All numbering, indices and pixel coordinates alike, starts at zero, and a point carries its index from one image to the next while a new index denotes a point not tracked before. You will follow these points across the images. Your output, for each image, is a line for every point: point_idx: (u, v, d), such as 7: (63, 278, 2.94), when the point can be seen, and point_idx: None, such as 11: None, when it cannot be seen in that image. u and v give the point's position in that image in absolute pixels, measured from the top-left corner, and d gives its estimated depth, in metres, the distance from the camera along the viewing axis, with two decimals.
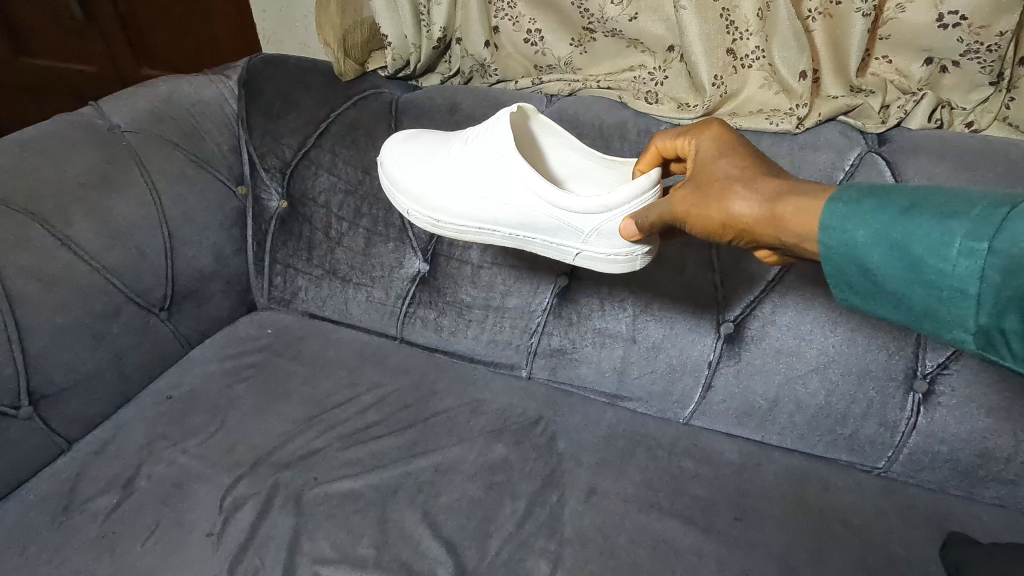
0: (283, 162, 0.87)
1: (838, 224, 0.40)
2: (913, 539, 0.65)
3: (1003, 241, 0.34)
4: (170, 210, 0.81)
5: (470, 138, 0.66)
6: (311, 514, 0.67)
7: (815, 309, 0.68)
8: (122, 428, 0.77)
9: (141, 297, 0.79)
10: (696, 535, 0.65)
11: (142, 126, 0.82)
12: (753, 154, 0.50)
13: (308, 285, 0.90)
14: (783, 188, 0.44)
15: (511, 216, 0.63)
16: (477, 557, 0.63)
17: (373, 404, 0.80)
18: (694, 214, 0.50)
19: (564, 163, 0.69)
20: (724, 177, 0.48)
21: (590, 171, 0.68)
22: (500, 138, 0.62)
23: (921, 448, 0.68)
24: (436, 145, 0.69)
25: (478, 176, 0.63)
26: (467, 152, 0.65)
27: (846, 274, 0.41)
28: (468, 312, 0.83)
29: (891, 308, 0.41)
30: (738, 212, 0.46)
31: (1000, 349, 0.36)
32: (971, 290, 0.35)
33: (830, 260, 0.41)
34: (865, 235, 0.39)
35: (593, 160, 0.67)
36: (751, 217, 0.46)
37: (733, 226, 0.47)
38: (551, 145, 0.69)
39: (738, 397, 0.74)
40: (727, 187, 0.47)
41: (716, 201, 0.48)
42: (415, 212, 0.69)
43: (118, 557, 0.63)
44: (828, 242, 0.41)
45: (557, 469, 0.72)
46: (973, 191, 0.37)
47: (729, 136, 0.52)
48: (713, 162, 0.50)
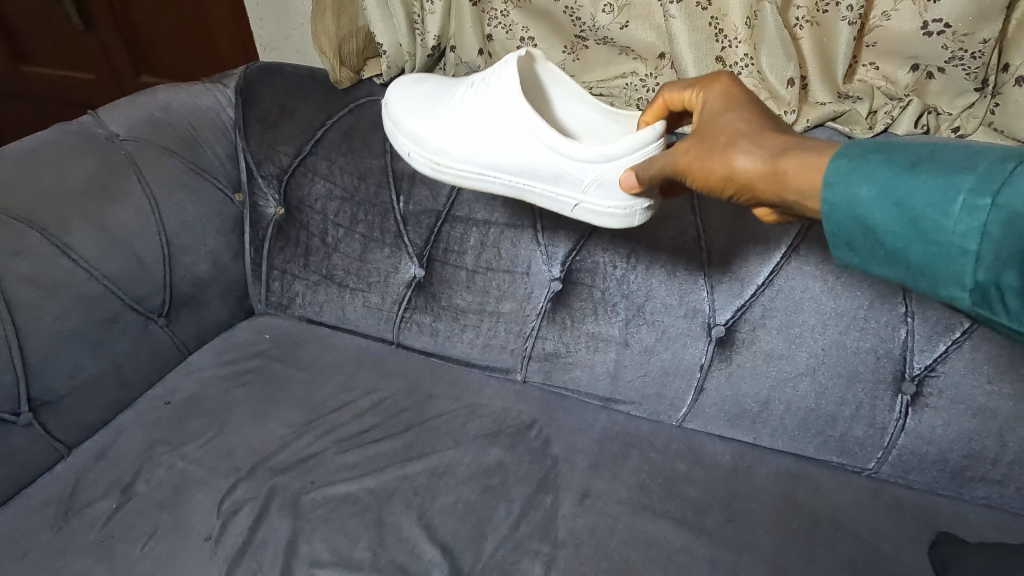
0: (280, 169, 0.88)
1: (843, 182, 0.41)
2: (901, 540, 0.66)
3: (1006, 196, 0.35)
4: (168, 218, 0.82)
5: (477, 82, 0.66)
6: (308, 517, 0.68)
7: (804, 312, 0.68)
8: (121, 434, 0.77)
9: (140, 303, 0.80)
10: (688, 536, 0.66)
11: (140, 135, 0.83)
12: (760, 108, 0.50)
13: (305, 290, 0.92)
14: (789, 147, 0.45)
15: (514, 161, 0.63)
16: (473, 559, 0.64)
17: (370, 409, 0.80)
18: (697, 167, 0.51)
19: (569, 113, 0.70)
20: (731, 133, 0.49)
21: (594, 122, 0.69)
22: (509, 82, 0.62)
23: (910, 449, 0.69)
24: (440, 92, 0.69)
25: (485, 120, 0.63)
26: (472, 94, 0.65)
27: (846, 232, 0.42)
28: (463, 317, 0.85)
29: (888, 267, 0.42)
30: (741, 167, 0.47)
31: (996, 305, 0.37)
32: (971, 246, 0.37)
33: (831, 217, 0.42)
34: (869, 191, 0.40)
35: (597, 111, 0.69)
36: (755, 171, 0.47)
37: (735, 181, 0.48)
38: (560, 97, 0.69)
39: (729, 399, 0.75)
40: (732, 143, 0.48)
41: (722, 156, 0.48)
42: (415, 155, 0.68)
43: (117, 562, 0.64)
44: (830, 200, 0.42)
45: (551, 472, 0.73)
46: (975, 151, 0.39)
47: (736, 89, 0.52)
48: (720, 116, 0.51)
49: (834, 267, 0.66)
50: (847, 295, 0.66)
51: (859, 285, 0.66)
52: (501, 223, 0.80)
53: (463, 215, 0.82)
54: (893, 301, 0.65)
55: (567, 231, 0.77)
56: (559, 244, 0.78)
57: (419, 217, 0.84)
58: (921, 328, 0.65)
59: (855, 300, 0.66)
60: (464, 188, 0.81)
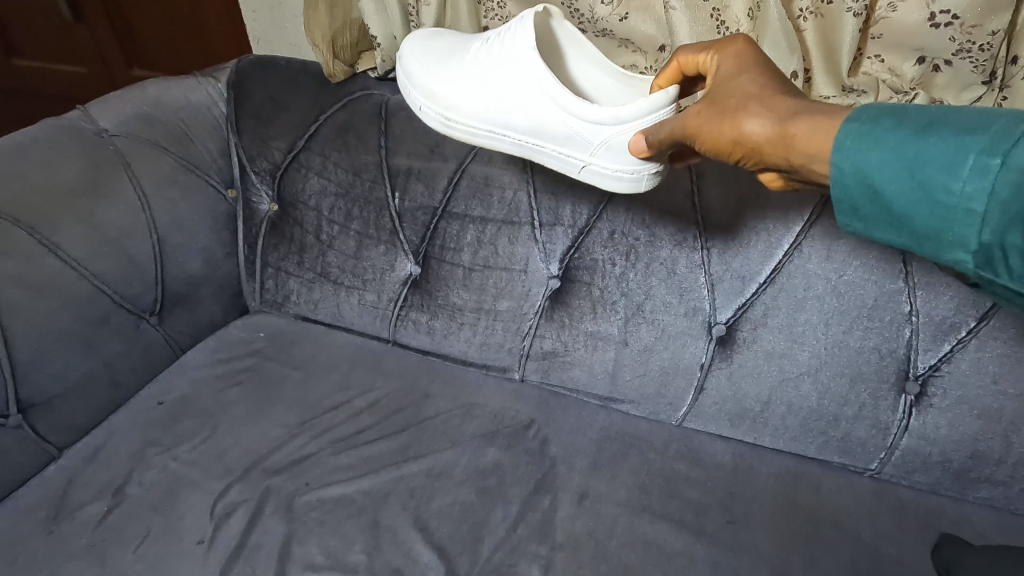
0: (273, 165, 0.87)
1: (852, 145, 0.40)
2: (904, 542, 0.65)
3: (1017, 157, 0.34)
4: (159, 215, 0.81)
5: (492, 39, 0.65)
6: (302, 520, 0.67)
7: (807, 310, 0.67)
8: (113, 435, 0.76)
9: (131, 303, 0.78)
10: (688, 538, 0.65)
11: (130, 131, 0.82)
12: (776, 72, 0.50)
13: (300, 288, 0.90)
14: (799, 109, 0.45)
15: (524, 120, 0.63)
16: (469, 563, 0.63)
17: (366, 409, 0.79)
18: (707, 132, 0.51)
19: (584, 76, 0.69)
20: (742, 96, 0.49)
21: (608, 87, 0.68)
22: (525, 38, 0.61)
23: (913, 450, 0.68)
24: (455, 48, 0.68)
25: (499, 77, 0.63)
26: (486, 50, 0.64)
27: (851, 197, 0.42)
28: (460, 315, 0.83)
29: (893, 232, 0.41)
30: (751, 130, 0.47)
31: (999, 269, 0.37)
32: (977, 208, 0.36)
33: (837, 182, 0.42)
34: (877, 153, 0.39)
35: (612, 76, 0.67)
36: (766, 135, 0.46)
37: (744, 144, 0.48)
38: (575, 59, 0.68)
39: (730, 399, 0.74)
40: (743, 105, 0.48)
41: (733, 120, 0.48)
42: (427, 109, 0.67)
43: (108, 566, 0.63)
44: (837, 164, 0.41)
45: (549, 473, 0.72)
46: (989, 112, 0.37)
47: (752, 53, 0.52)
48: (734, 79, 0.50)
49: (837, 265, 0.65)
50: (850, 293, 0.65)
51: (862, 283, 0.64)
52: (498, 219, 0.78)
53: (459, 212, 0.80)
54: (898, 300, 0.64)
55: (565, 229, 0.75)
56: (556, 242, 0.76)
57: (414, 214, 0.82)
58: (926, 327, 0.64)
59: (859, 298, 0.65)
60: (460, 184, 0.80)
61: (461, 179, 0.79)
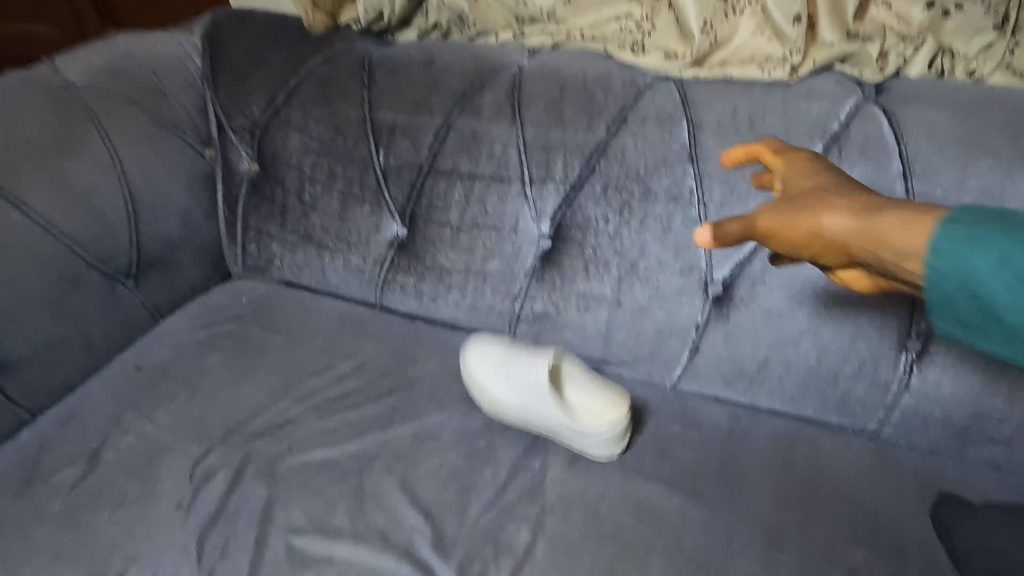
0: (252, 122, 0.83)
1: (953, 250, 0.36)
2: (904, 502, 0.63)
3: None
4: (133, 173, 0.77)
5: (516, 369, 0.67)
6: (285, 484, 0.65)
7: (807, 266, 0.65)
8: (89, 400, 0.74)
9: (104, 263, 0.75)
10: (681, 499, 0.64)
11: (100, 84, 0.78)
12: (845, 177, 0.47)
13: (283, 251, 0.87)
14: (884, 205, 0.41)
15: (531, 418, 0.67)
16: (456, 526, 0.61)
17: (351, 373, 0.77)
18: (781, 228, 0.45)
19: (581, 401, 0.69)
20: (818, 194, 0.45)
21: (595, 391, 0.70)
22: (540, 383, 0.66)
23: (914, 409, 0.67)
24: (498, 363, 0.69)
25: (514, 385, 0.67)
26: (507, 378, 0.67)
27: (952, 301, 0.38)
28: (448, 278, 0.80)
29: (1000, 339, 0.37)
30: (834, 226, 0.42)
31: None
32: None
33: (936, 287, 0.38)
34: (983, 260, 0.35)
35: (601, 394, 0.69)
36: (851, 229, 0.42)
37: (825, 241, 0.43)
38: (575, 397, 0.70)
39: (727, 359, 0.71)
40: (823, 201, 0.44)
41: (808, 214, 0.44)
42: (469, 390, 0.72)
43: (83, 530, 0.61)
44: (936, 268, 0.37)
45: (540, 436, 0.70)
46: None
47: (816, 161, 0.49)
48: (804, 183, 0.47)
49: None
50: None
51: None
52: (487, 176, 0.75)
53: (446, 169, 0.77)
54: None
55: (556, 184, 0.72)
56: (547, 198, 0.73)
57: (400, 171, 0.79)
58: None
59: None
60: (447, 140, 0.76)
61: (448, 134, 0.76)
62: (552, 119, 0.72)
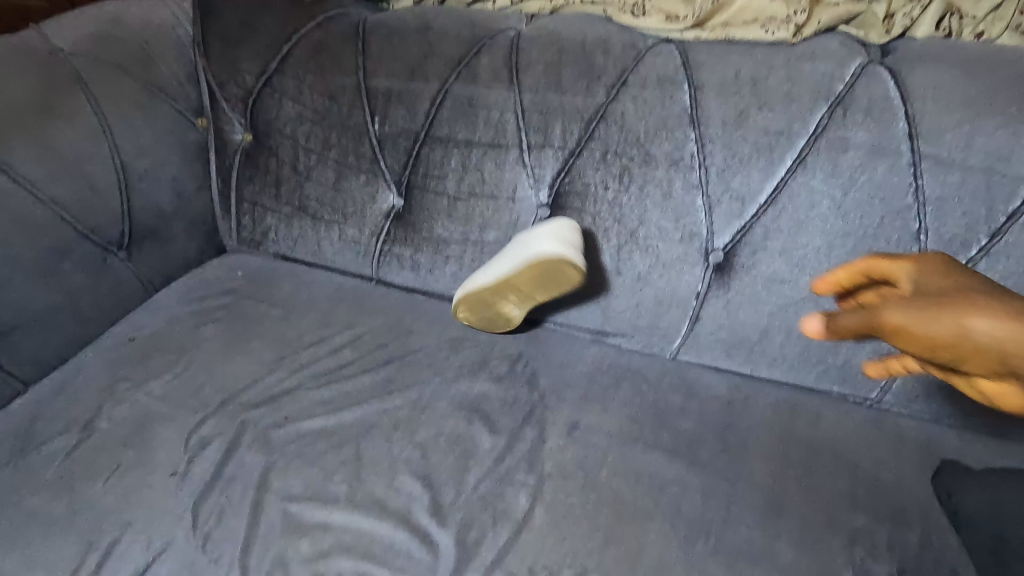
0: (244, 90, 0.82)
1: None
2: (904, 469, 0.63)
3: None
4: (122, 141, 0.76)
5: None
6: (281, 452, 0.64)
7: (809, 232, 0.64)
8: (82, 370, 0.73)
9: (94, 233, 0.74)
10: (681, 467, 0.63)
11: (88, 50, 0.76)
12: (986, 283, 0.45)
13: (277, 224, 0.86)
14: None
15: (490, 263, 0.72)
16: (454, 492, 0.61)
17: (348, 344, 0.76)
18: (924, 328, 0.43)
19: None
20: (966, 297, 0.42)
21: None
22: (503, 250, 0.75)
23: (915, 377, 0.66)
24: None
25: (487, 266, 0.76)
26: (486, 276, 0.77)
27: None
28: (445, 249, 0.79)
29: None
30: (990, 332, 0.40)
31: None
32: None
33: None
34: None
35: None
36: (1004, 335, 0.40)
37: (978, 347, 0.41)
38: None
39: (727, 328, 0.71)
40: (971, 305, 0.42)
41: (950, 313, 0.42)
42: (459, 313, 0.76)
43: (76, 497, 0.60)
44: None
45: (538, 405, 0.69)
46: None
47: (947, 266, 0.47)
48: (945, 287, 0.45)
49: (843, 181, 0.61)
50: (855, 213, 0.61)
51: (869, 202, 0.61)
52: (484, 143, 0.74)
53: (443, 136, 0.75)
54: (906, 218, 0.60)
55: (555, 150, 0.71)
56: (546, 166, 0.72)
57: (395, 139, 0.77)
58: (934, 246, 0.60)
59: (865, 217, 0.61)
60: (443, 106, 0.75)
61: (444, 101, 0.74)
62: (550, 83, 0.70)
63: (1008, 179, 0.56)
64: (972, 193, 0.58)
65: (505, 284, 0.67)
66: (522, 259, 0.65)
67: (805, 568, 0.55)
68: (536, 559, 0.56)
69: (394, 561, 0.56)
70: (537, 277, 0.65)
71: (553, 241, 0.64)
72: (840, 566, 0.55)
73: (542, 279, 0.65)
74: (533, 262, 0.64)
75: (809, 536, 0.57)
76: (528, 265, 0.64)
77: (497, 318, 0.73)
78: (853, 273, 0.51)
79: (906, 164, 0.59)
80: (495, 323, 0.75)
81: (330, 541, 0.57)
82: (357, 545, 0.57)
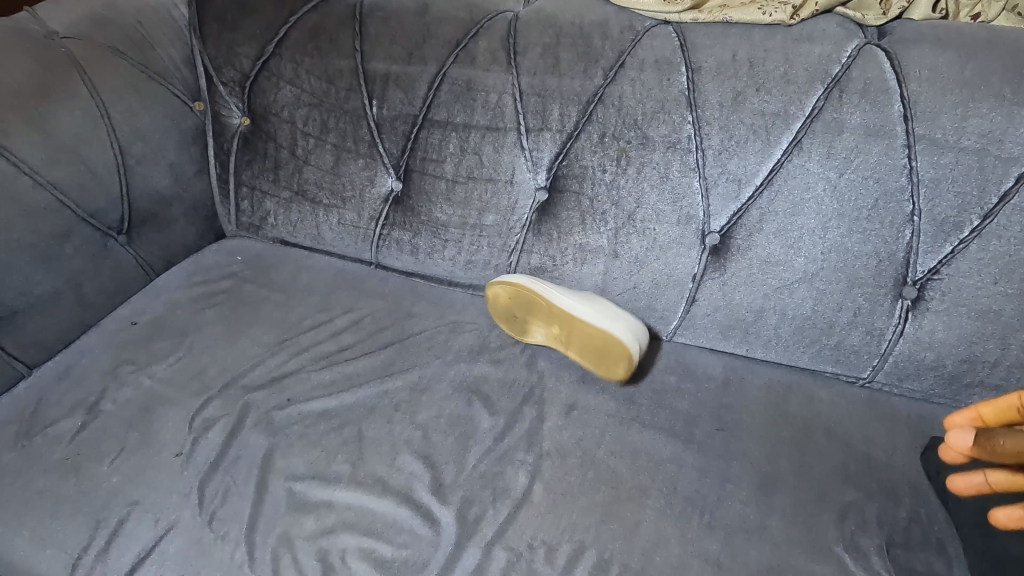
0: (241, 74, 0.81)
1: None
2: (894, 446, 0.65)
3: None
4: (120, 125, 0.76)
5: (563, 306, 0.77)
6: (285, 434, 0.65)
7: (804, 214, 0.64)
8: (85, 354, 0.74)
9: (94, 217, 0.74)
10: (678, 446, 0.64)
11: (83, 33, 0.75)
12: None
13: (276, 208, 0.86)
14: None
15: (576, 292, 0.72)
16: (455, 472, 0.62)
17: (348, 328, 0.77)
18: None
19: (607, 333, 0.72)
20: None
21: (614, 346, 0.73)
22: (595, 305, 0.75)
23: (907, 356, 0.67)
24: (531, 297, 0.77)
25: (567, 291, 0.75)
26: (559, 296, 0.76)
27: None
28: (444, 233, 0.80)
29: None
30: None
31: None
32: None
33: None
34: None
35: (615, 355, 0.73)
36: None
37: None
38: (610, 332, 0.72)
39: (722, 309, 0.72)
40: None
41: None
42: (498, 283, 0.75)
43: (84, 478, 0.61)
44: None
45: (537, 386, 0.71)
46: None
47: None
48: None
49: (838, 163, 0.62)
50: (849, 194, 0.62)
51: (864, 183, 0.61)
52: (482, 126, 0.74)
53: (441, 119, 0.75)
54: (900, 199, 0.61)
55: (552, 134, 0.71)
56: (543, 149, 0.72)
57: (393, 123, 0.77)
58: (927, 227, 0.61)
59: (860, 199, 0.62)
60: (441, 89, 0.74)
61: (442, 84, 0.74)
62: (548, 66, 0.70)
63: (1001, 160, 0.57)
64: (965, 174, 0.58)
65: (575, 326, 0.69)
66: (609, 332, 0.67)
67: (798, 542, 0.57)
68: (535, 535, 0.57)
69: (396, 537, 0.57)
70: (599, 351, 0.68)
71: (634, 342, 0.67)
72: (832, 539, 0.57)
73: (597, 351, 0.68)
74: (614, 341, 0.67)
75: (802, 512, 0.59)
76: (607, 339, 0.67)
77: (519, 322, 0.74)
78: (1004, 408, 0.53)
79: (901, 145, 0.59)
80: (511, 325, 0.75)
81: (334, 519, 0.58)
82: (360, 522, 0.58)
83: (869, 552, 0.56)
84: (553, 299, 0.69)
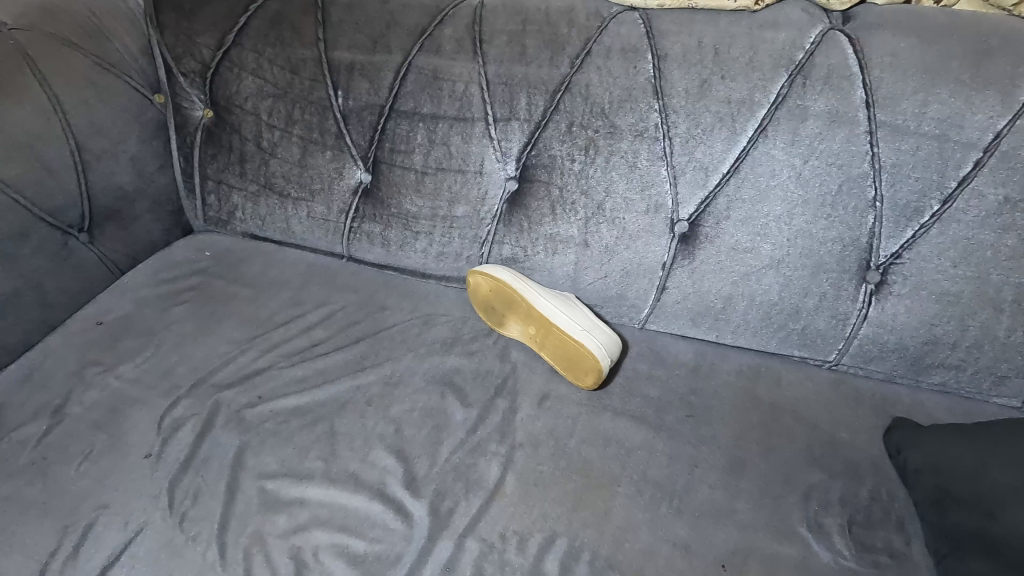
0: (201, 64, 0.79)
1: None
2: (859, 427, 0.66)
3: None
4: (76, 120, 0.73)
5: None
6: (255, 431, 0.65)
7: (770, 202, 0.65)
8: (49, 355, 0.72)
9: (52, 217, 0.72)
10: (648, 433, 0.65)
11: (32, 23, 0.72)
12: None
13: (243, 202, 0.85)
14: None
15: (557, 295, 0.73)
16: (428, 465, 0.62)
17: (320, 322, 0.77)
18: None
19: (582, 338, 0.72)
20: None
21: None
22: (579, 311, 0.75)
23: (871, 339, 0.68)
24: None
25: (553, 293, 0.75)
26: None
27: None
28: (414, 224, 0.79)
29: None
30: None
31: None
32: None
33: None
34: None
35: None
36: None
37: None
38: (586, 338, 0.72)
39: (692, 297, 0.72)
40: None
41: None
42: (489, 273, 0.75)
43: (50, 482, 0.61)
44: None
45: (510, 377, 0.71)
46: None
47: None
48: None
49: (802, 150, 0.62)
50: (814, 181, 0.63)
51: (827, 170, 0.62)
52: (450, 116, 0.73)
53: (408, 110, 0.74)
54: (862, 185, 0.62)
55: (521, 123, 0.70)
56: (512, 139, 0.71)
57: (359, 114, 0.76)
58: (889, 212, 0.62)
59: (824, 185, 0.62)
60: (407, 79, 0.73)
61: (408, 73, 0.73)
62: (515, 55, 0.69)
63: (959, 146, 0.58)
64: (925, 160, 0.59)
65: (548, 329, 0.69)
66: (579, 342, 0.66)
67: (764, 523, 0.58)
68: (508, 525, 0.58)
69: (369, 532, 0.57)
70: (569, 356, 0.68)
71: (605, 357, 0.67)
72: (796, 520, 0.58)
73: (567, 359, 0.68)
74: (584, 353, 0.66)
75: (768, 494, 0.60)
76: (578, 347, 0.67)
77: (497, 315, 0.74)
78: None
79: (863, 132, 0.60)
80: (492, 317, 0.75)
81: (307, 516, 0.58)
82: (333, 518, 0.58)
83: (832, 531, 0.57)
84: (533, 302, 0.70)
